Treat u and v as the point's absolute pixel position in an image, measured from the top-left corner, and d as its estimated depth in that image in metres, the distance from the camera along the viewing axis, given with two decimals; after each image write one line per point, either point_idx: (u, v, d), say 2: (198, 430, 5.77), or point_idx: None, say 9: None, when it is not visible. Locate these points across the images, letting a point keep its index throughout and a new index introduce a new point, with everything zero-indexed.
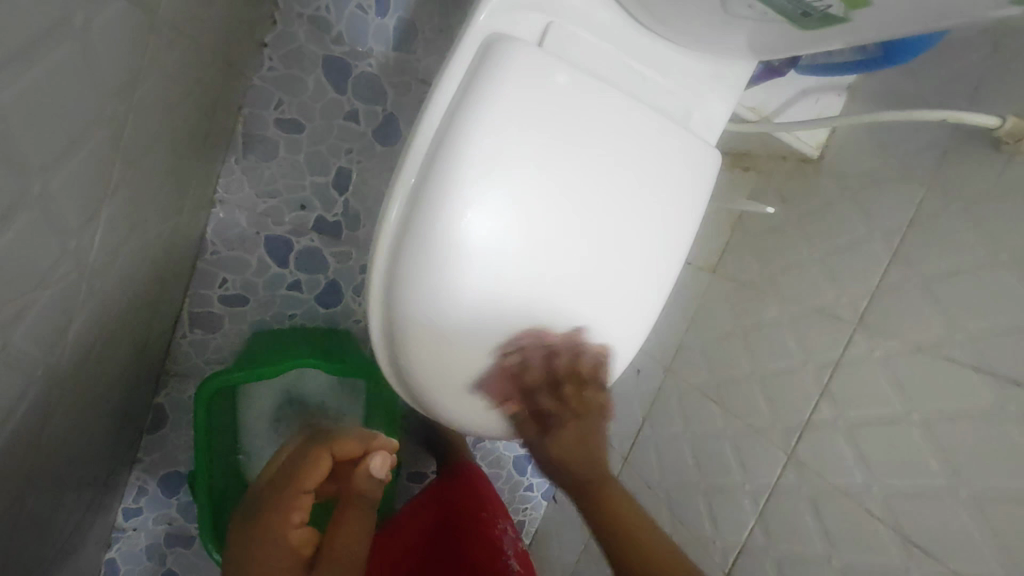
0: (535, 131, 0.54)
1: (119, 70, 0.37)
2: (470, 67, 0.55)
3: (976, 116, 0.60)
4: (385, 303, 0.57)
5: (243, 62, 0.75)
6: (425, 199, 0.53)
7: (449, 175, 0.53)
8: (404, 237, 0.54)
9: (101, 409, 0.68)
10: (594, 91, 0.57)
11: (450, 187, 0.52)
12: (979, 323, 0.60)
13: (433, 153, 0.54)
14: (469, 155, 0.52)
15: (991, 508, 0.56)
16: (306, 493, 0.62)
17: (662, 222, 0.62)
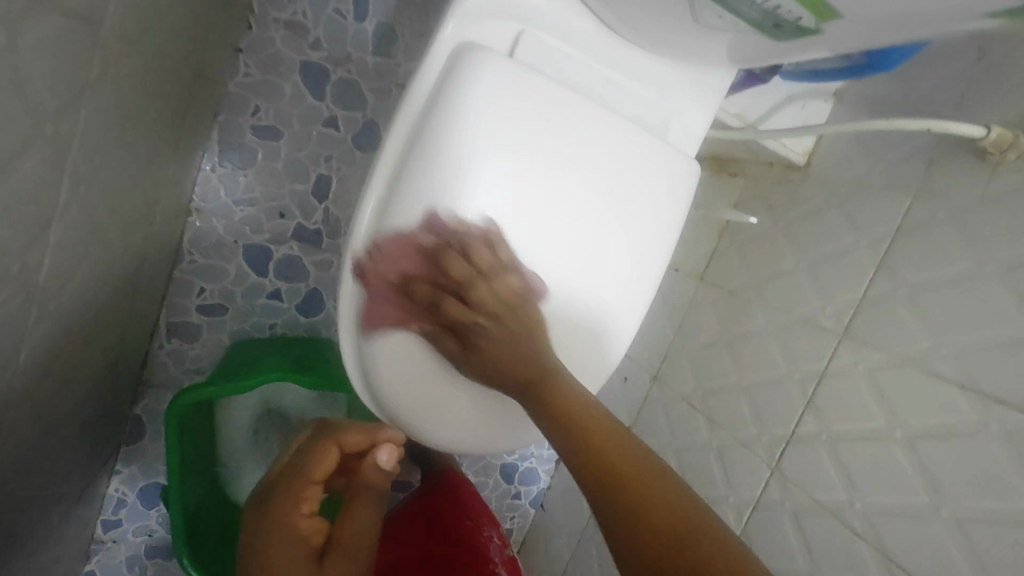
0: (506, 145, 0.53)
1: (60, 87, 0.36)
2: (439, 78, 0.53)
3: (960, 125, 0.58)
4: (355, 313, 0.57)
5: (216, 68, 0.74)
6: (392, 208, 0.53)
7: (414, 185, 0.52)
8: (373, 247, 0.54)
9: (73, 425, 0.66)
10: (567, 101, 0.55)
11: (418, 204, 0.52)
12: (963, 337, 0.58)
13: (401, 167, 0.53)
14: (436, 170, 0.51)
15: (972, 528, 0.55)
16: (314, 484, 0.67)
17: (642, 226, 0.60)
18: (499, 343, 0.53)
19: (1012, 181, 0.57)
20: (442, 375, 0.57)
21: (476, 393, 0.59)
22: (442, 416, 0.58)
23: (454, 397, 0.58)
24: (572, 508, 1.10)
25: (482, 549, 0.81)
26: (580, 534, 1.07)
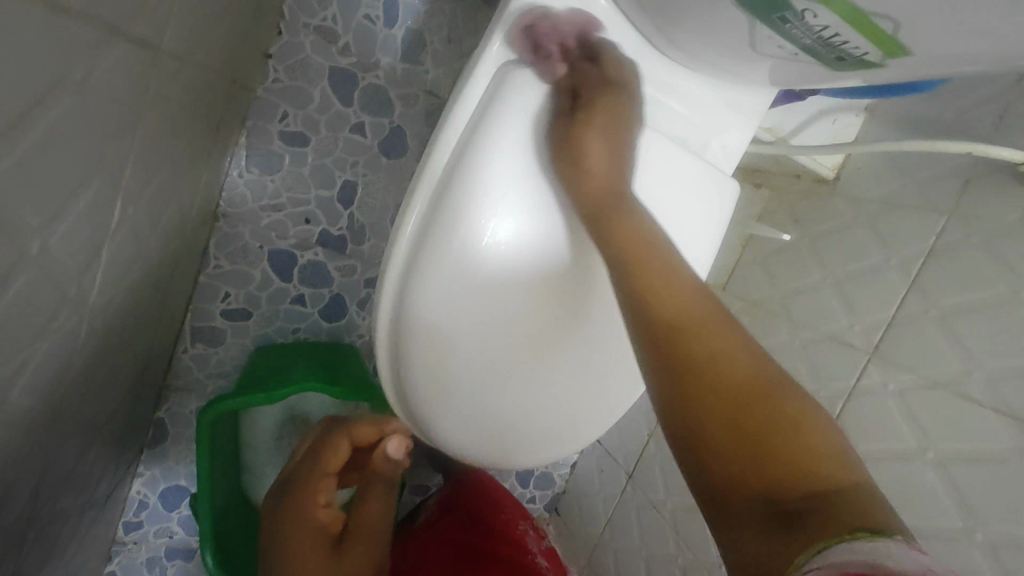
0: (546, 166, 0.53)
1: (121, 113, 0.36)
2: (481, 104, 0.53)
3: (1002, 149, 0.58)
4: (390, 328, 0.55)
5: (247, 75, 0.73)
6: (435, 223, 0.51)
7: (458, 199, 0.51)
8: (413, 261, 0.52)
9: (106, 433, 0.67)
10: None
11: (461, 226, 0.51)
12: (998, 362, 0.58)
13: (442, 189, 0.52)
14: (481, 192, 0.51)
15: (1006, 553, 0.55)
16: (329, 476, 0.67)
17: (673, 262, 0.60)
18: (601, 142, 0.51)
19: None
20: (482, 394, 0.57)
21: (513, 409, 0.59)
22: (479, 429, 0.59)
23: (494, 411, 0.58)
24: (588, 515, 1.11)
25: (520, 541, 0.81)
26: (598, 539, 1.08)
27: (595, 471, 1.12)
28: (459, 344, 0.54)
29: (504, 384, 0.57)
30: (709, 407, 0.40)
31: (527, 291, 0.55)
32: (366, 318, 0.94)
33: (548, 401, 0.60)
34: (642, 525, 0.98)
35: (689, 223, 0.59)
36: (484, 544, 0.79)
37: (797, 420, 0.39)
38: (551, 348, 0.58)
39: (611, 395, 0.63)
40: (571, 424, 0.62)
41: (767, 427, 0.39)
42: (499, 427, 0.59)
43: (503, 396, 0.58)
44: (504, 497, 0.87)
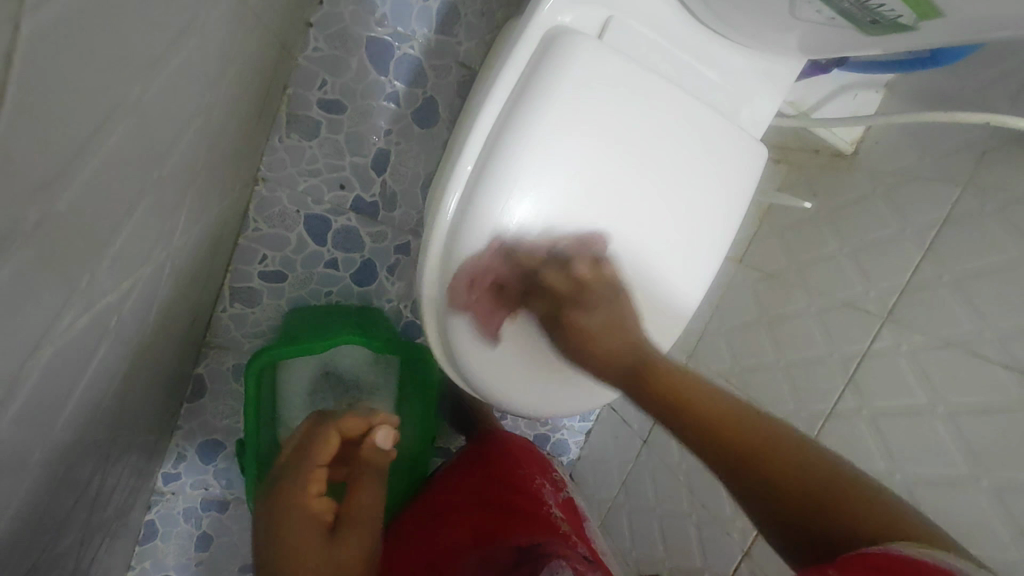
0: (591, 129, 0.56)
1: (214, 59, 0.39)
2: (527, 66, 0.56)
3: (1015, 119, 0.61)
4: (439, 291, 0.59)
5: (292, 42, 0.76)
6: (480, 185, 0.55)
7: (502, 160, 0.54)
8: (457, 227, 0.56)
9: (162, 379, 0.70)
10: (654, 91, 0.59)
11: (497, 198, 0.54)
12: (1008, 321, 0.61)
13: (487, 155, 0.55)
14: (518, 159, 0.54)
15: (1010, 496, 0.58)
16: (322, 469, 0.64)
17: (701, 221, 0.63)
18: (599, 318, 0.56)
19: None
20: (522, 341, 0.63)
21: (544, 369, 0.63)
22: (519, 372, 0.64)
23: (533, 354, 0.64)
24: (603, 479, 1.16)
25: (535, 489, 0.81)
26: (612, 502, 1.11)
27: (611, 437, 1.17)
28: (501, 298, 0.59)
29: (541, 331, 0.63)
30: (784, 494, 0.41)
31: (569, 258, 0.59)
32: (395, 284, 0.97)
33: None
34: (655, 486, 1.01)
35: (716, 184, 0.63)
36: (497, 493, 0.80)
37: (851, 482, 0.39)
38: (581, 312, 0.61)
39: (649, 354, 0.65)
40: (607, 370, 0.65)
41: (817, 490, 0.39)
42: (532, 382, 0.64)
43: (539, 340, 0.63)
44: (523, 458, 0.87)
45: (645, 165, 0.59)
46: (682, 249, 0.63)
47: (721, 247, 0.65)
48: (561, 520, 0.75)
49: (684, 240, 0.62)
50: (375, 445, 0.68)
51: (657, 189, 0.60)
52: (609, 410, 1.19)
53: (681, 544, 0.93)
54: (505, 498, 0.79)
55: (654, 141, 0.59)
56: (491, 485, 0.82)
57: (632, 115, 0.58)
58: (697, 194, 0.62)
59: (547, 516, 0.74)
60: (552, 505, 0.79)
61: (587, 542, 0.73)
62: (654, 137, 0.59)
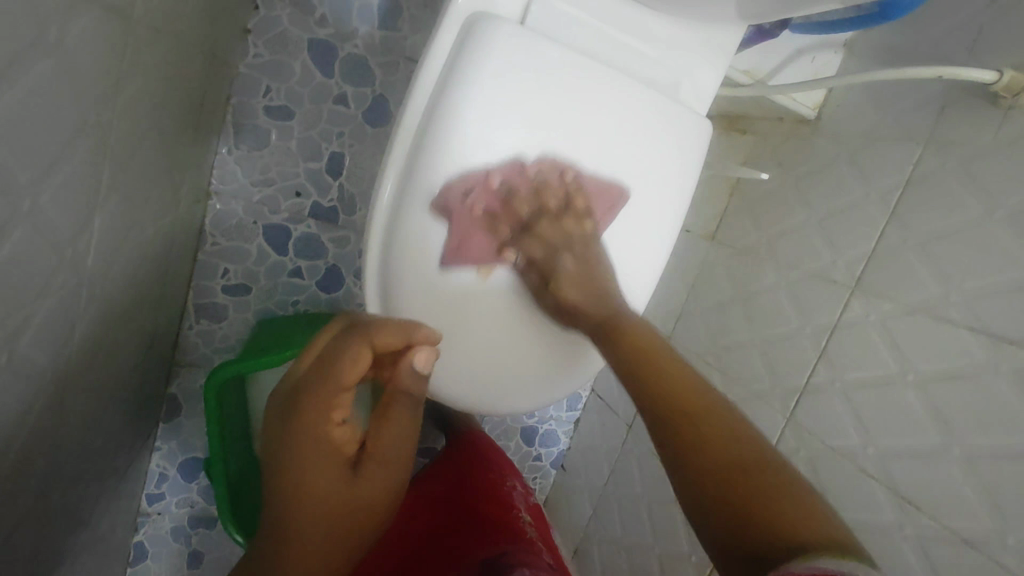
0: (509, 156, 0.55)
1: (97, 80, 0.38)
2: (450, 55, 0.55)
3: (971, 72, 0.59)
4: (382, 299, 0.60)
5: (227, 51, 0.74)
6: (412, 182, 0.55)
7: (429, 154, 0.54)
8: (393, 224, 0.56)
9: (119, 404, 0.70)
10: (588, 72, 0.56)
11: (419, 212, 0.55)
12: (973, 282, 0.59)
13: (416, 150, 0.55)
14: (439, 166, 0.54)
15: (981, 464, 0.56)
16: (347, 391, 0.49)
17: (647, 203, 0.61)
18: (576, 288, 0.55)
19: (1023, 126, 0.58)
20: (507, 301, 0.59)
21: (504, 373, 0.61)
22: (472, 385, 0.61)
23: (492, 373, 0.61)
24: (593, 468, 1.14)
25: (507, 497, 0.85)
26: (601, 491, 1.10)
27: (598, 425, 1.16)
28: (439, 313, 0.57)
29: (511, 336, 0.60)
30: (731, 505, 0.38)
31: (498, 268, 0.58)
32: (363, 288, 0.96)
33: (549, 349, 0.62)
34: (642, 473, 1.00)
35: (661, 165, 0.61)
36: (470, 499, 0.84)
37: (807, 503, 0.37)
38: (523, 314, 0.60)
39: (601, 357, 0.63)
40: (566, 370, 0.63)
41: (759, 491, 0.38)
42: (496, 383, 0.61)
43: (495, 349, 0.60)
44: (494, 460, 0.93)
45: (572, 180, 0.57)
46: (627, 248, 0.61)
47: (674, 229, 0.63)
48: (527, 525, 0.80)
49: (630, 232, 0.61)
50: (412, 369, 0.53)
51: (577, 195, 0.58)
52: (595, 398, 1.18)
53: (669, 529, 0.92)
54: (478, 505, 0.82)
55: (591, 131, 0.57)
56: (465, 493, 0.85)
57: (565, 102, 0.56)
58: (641, 179, 0.60)
59: (514, 518, 0.80)
60: (520, 508, 0.85)
61: (550, 546, 0.80)
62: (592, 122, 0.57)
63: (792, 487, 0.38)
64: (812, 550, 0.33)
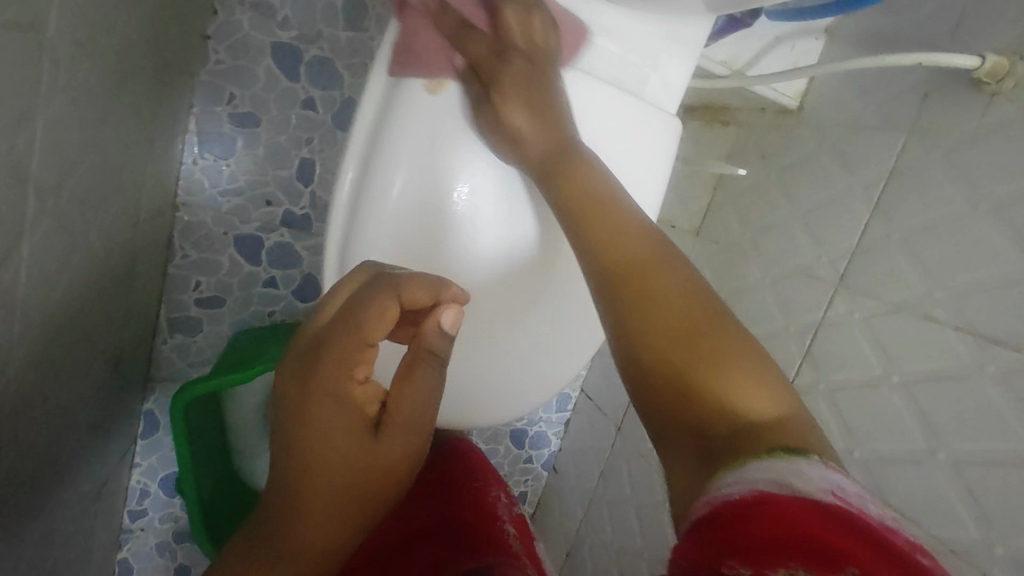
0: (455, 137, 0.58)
1: (5, 106, 0.36)
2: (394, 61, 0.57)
3: (953, 57, 0.56)
4: None
5: (183, 58, 0.72)
6: (367, 176, 0.57)
7: (379, 150, 0.56)
8: (352, 221, 0.57)
9: (83, 426, 0.68)
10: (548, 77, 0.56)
11: (374, 199, 0.57)
12: (958, 279, 0.57)
13: (368, 150, 0.57)
14: (389, 156, 0.56)
15: (969, 470, 0.53)
16: (373, 347, 0.41)
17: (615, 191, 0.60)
18: (518, 109, 0.54)
19: (1008, 114, 0.55)
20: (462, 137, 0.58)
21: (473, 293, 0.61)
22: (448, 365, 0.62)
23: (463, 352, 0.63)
24: (583, 470, 1.13)
25: (491, 508, 0.83)
26: (592, 494, 1.08)
27: (588, 426, 1.14)
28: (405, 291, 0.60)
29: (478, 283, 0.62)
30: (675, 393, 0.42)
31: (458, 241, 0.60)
32: None
33: (516, 313, 0.64)
34: (631, 475, 0.98)
35: (628, 157, 0.59)
36: (455, 509, 0.81)
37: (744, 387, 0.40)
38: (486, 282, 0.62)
39: (564, 356, 0.66)
40: (537, 321, 0.64)
41: (705, 375, 0.41)
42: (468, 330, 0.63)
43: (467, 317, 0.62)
44: (478, 470, 0.92)
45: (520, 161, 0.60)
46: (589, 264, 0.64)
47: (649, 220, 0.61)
48: (512, 536, 0.78)
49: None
50: (439, 329, 0.42)
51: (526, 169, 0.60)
52: (585, 399, 1.15)
53: (658, 533, 0.90)
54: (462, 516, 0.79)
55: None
56: (450, 502, 0.83)
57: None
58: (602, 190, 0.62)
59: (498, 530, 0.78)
60: (504, 519, 0.83)
61: (536, 558, 0.77)
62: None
63: (731, 364, 0.41)
64: (745, 432, 0.37)
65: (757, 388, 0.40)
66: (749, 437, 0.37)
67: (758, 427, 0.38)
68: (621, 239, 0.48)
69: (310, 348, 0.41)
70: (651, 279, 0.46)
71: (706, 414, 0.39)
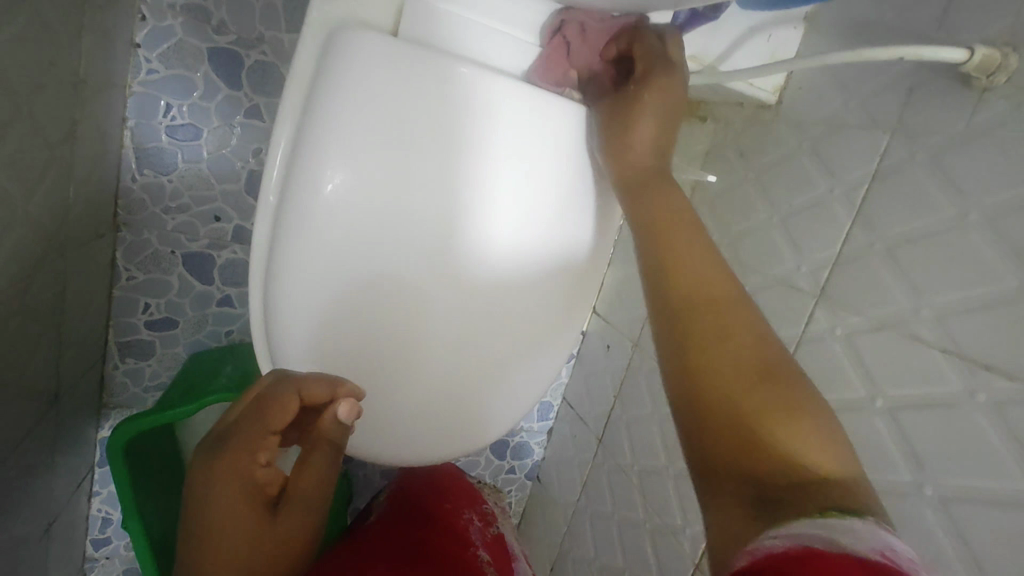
0: (388, 131, 0.51)
1: None
2: (318, 53, 0.52)
3: (938, 51, 0.50)
4: (266, 322, 0.55)
5: (104, 71, 0.66)
6: (291, 181, 0.51)
7: (302, 152, 0.51)
8: (278, 229, 0.52)
9: (20, 470, 0.64)
10: (488, 89, 0.53)
11: (299, 202, 0.51)
12: (945, 296, 0.51)
13: (292, 151, 0.52)
14: (314, 155, 0.50)
15: (957, 507, 0.49)
16: (274, 434, 0.46)
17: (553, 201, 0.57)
18: (649, 128, 0.54)
19: (1001, 112, 0.49)
20: (540, 159, 0.56)
21: (421, 313, 0.55)
22: (382, 400, 0.57)
23: (408, 388, 0.57)
24: (566, 480, 1.09)
25: (463, 533, 0.80)
26: (575, 506, 1.05)
27: (570, 435, 1.10)
28: (338, 321, 0.54)
29: (434, 298, 0.55)
30: (731, 431, 0.42)
31: (395, 251, 0.53)
32: None
33: (470, 334, 0.57)
34: (612, 490, 0.94)
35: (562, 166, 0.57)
36: (429, 536, 0.76)
37: (813, 438, 0.40)
38: (431, 298, 0.55)
39: (516, 380, 0.61)
40: (493, 348, 0.59)
41: (768, 414, 0.42)
42: (414, 353, 0.56)
43: (408, 342, 0.56)
44: (452, 490, 0.88)
45: (465, 160, 0.53)
46: (547, 290, 0.59)
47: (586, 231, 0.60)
48: (486, 564, 0.75)
49: (547, 269, 0.59)
50: (336, 419, 0.47)
51: (474, 168, 0.53)
52: (567, 408, 1.11)
53: (639, 553, 0.86)
54: (434, 543, 0.75)
55: (502, 160, 0.54)
56: (425, 528, 0.78)
57: (466, 130, 0.53)
58: (560, 212, 0.58)
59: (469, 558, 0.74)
60: (477, 543, 0.80)
61: None
62: (501, 154, 0.54)
63: (804, 418, 0.41)
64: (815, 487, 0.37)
65: (823, 444, 0.40)
66: (819, 493, 0.37)
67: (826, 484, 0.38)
68: (701, 267, 0.49)
69: (212, 443, 0.45)
70: (725, 316, 0.46)
71: (755, 456, 0.40)
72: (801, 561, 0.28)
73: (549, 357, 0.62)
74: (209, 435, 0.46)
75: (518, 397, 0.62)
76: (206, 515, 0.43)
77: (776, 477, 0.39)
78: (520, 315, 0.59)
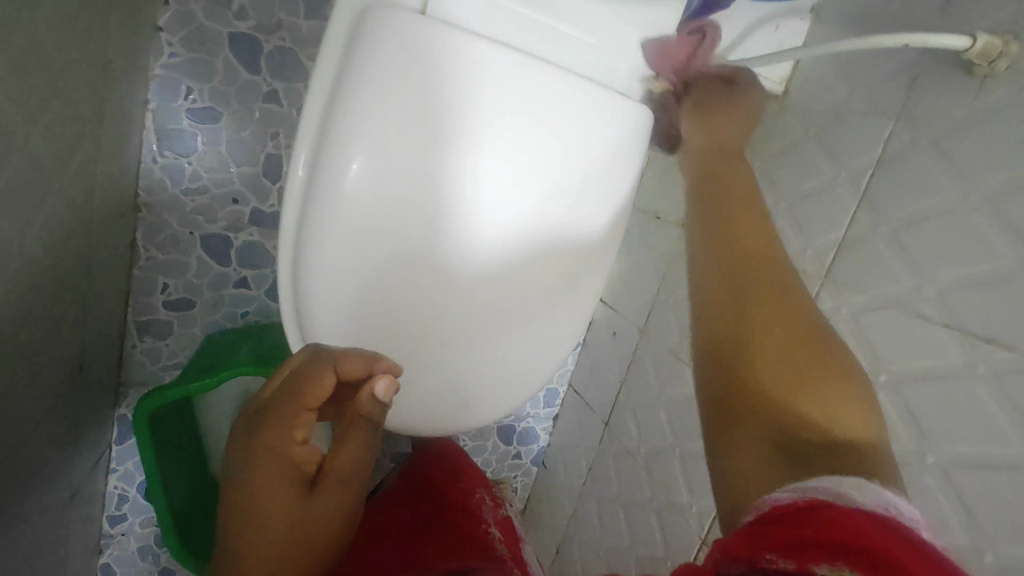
0: (417, 114, 0.53)
1: None
2: (347, 36, 0.54)
3: (942, 38, 0.52)
4: (297, 296, 0.57)
5: (130, 52, 0.68)
6: (322, 161, 0.53)
7: (333, 132, 0.53)
8: (308, 208, 0.54)
9: (47, 439, 0.66)
10: (510, 75, 0.55)
11: (333, 182, 0.53)
12: (947, 273, 0.53)
13: (322, 129, 0.54)
14: (346, 137, 0.52)
15: (959, 474, 0.51)
16: (309, 411, 0.48)
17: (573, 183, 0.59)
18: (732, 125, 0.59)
19: (1002, 95, 0.51)
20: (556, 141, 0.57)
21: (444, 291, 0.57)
22: (407, 373, 0.59)
23: (434, 363, 0.59)
24: (572, 465, 1.11)
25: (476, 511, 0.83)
26: (581, 489, 1.07)
27: (576, 421, 1.12)
28: (370, 298, 0.56)
29: (458, 277, 0.57)
30: (757, 393, 0.45)
31: (422, 230, 0.55)
32: None
33: (490, 313, 0.59)
34: (618, 472, 0.96)
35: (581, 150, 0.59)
36: (444, 512, 0.79)
37: (837, 405, 0.44)
38: (456, 277, 0.57)
39: (533, 358, 0.63)
40: (512, 326, 0.61)
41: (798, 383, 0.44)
42: (437, 330, 0.58)
43: (433, 318, 0.58)
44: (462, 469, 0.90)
45: (490, 144, 0.55)
46: (563, 271, 0.61)
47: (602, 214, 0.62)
48: (498, 541, 0.78)
49: (564, 251, 0.60)
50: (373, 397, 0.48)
51: (498, 152, 0.55)
52: (573, 394, 1.13)
53: (646, 531, 0.88)
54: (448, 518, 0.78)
55: (524, 144, 0.56)
56: (439, 504, 0.81)
57: (489, 115, 0.55)
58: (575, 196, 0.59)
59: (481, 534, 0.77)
60: (489, 521, 0.82)
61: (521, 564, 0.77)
62: (525, 138, 0.56)
63: (830, 385, 0.44)
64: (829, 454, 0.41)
65: (844, 409, 0.44)
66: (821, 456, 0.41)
67: (838, 449, 0.41)
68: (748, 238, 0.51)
69: (252, 420, 0.48)
70: (769, 279, 0.49)
71: (774, 418, 0.43)
72: (823, 518, 0.31)
73: (563, 336, 0.64)
74: (247, 411, 0.49)
75: (535, 374, 0.64)
76: (249, 491, 0.45)
77: (797, 439, 0.42)
78: (537, 296, 0.60)
